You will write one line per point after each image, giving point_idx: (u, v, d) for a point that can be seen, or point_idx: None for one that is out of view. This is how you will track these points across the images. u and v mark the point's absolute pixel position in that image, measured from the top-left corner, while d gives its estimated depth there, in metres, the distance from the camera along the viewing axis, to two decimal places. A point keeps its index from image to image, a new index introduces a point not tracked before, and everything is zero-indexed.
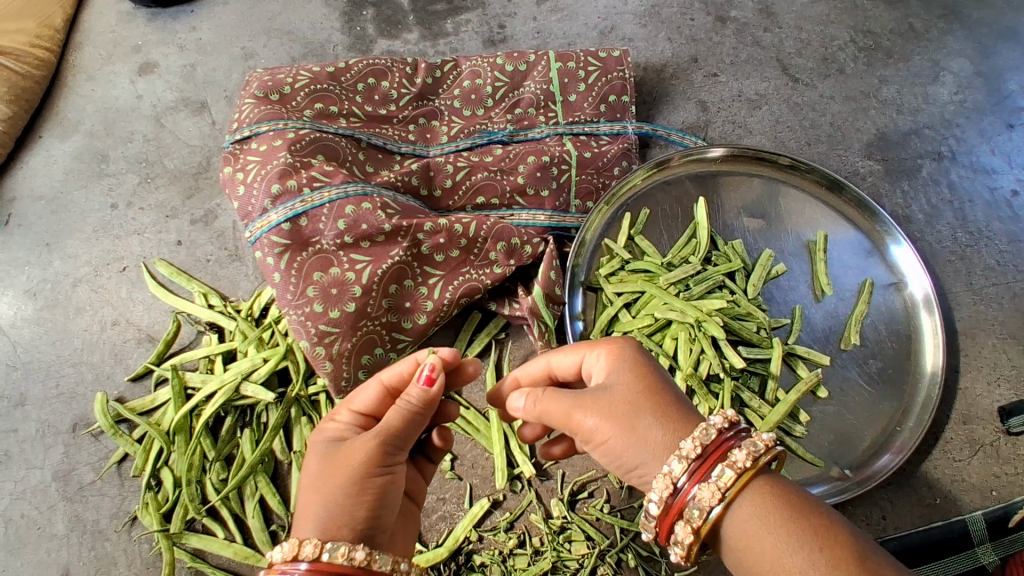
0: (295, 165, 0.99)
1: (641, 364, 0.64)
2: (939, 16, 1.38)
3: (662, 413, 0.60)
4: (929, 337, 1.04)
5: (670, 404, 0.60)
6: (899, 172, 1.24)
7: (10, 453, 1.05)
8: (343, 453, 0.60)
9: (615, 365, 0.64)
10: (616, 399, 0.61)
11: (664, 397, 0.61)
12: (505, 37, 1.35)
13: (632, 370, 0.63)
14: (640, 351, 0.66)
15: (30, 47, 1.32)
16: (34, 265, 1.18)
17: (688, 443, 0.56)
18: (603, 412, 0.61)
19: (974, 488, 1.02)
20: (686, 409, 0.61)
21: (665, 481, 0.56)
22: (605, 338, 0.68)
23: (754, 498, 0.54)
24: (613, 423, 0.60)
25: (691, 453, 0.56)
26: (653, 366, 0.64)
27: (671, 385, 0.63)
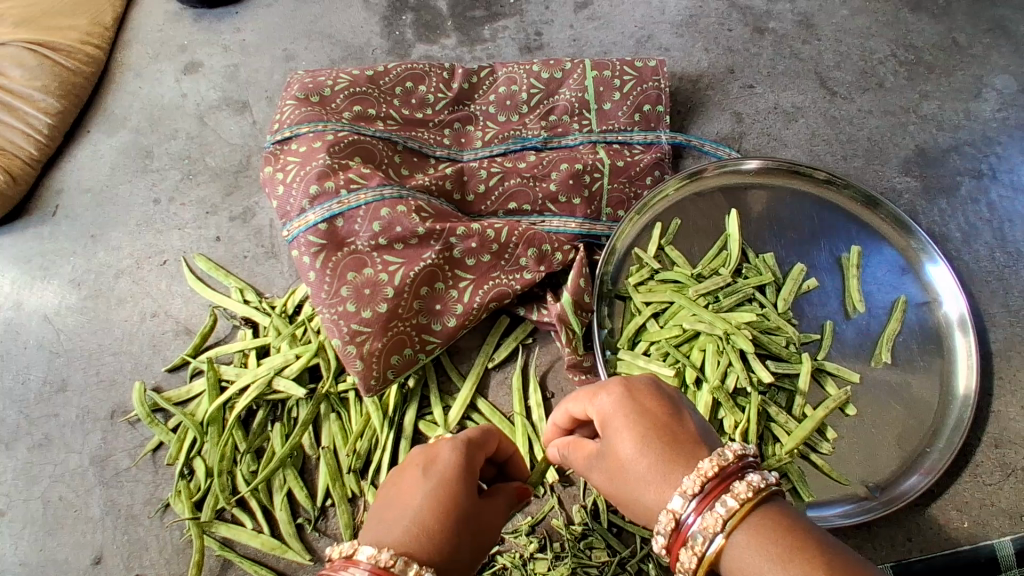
0: (333, 166, 1.01)
1: (629, 422, 0.60)
2: (984, 31, 1.36)
3: (643, 479, 0.58)
4: (963, 358, 1.02)
5: (653, 469, 0.58)
6: (938, 189, 1.22)
7: (51, 437, 1.09)
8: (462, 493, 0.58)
9: (606, 426, 0.62)
10: (610, 466, 0.61)
11: (649, 456, 0.58)
12: (542, 44, 1.36)
13: (614, 433, 0.61)
14: (630, 399, 0.62)
15: (81, 44, 1.36)
16: (79, 255, 1.22)
17: (663, 518, 0.56)
18: (604, 476, 0.62)
19: (1004, 514, 1.00)
20: (674, 461, 0.58)
21: (658, 546, 0.58)
22: (601, 386, 0.64)
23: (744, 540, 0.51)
24: (613, 486, 0.62)
25: (668, 525, 0.56)
26: (640, 415, 0.60)
27: (659, 438, 0.59)
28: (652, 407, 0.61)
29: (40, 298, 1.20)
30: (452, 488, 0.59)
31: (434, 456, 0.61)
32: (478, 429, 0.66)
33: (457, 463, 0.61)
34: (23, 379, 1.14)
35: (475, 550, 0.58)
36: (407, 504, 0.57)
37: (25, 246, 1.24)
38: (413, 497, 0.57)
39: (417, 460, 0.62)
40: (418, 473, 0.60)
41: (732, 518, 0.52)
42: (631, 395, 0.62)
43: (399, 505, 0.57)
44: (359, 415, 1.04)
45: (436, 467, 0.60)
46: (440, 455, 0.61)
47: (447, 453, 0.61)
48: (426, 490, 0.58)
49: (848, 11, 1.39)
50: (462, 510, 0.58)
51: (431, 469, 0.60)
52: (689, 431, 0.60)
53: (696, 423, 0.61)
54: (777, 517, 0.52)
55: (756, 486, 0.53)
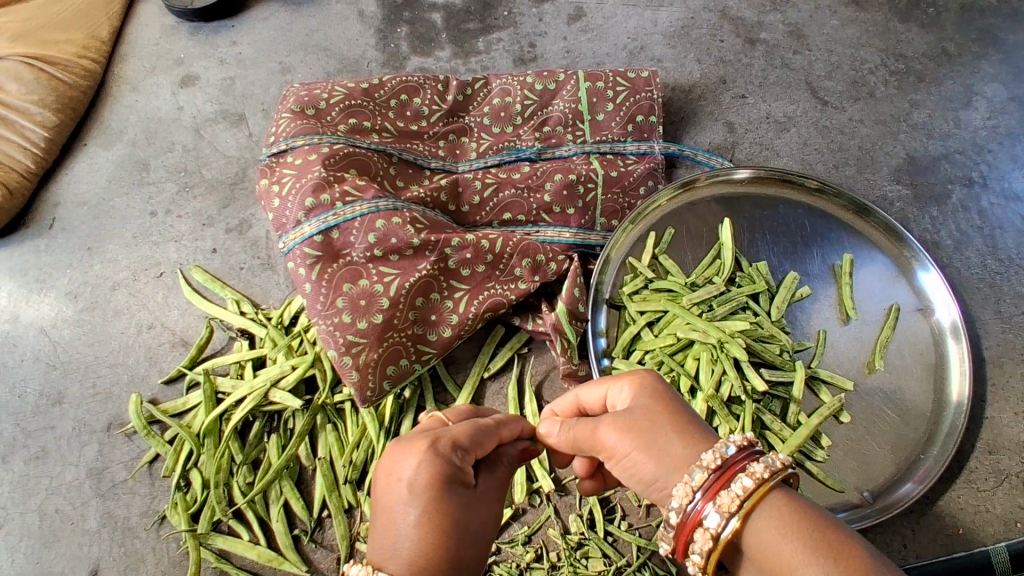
0: (329, 179, 1.02)
1: (660, 389, 0.62)
2: (973, 41, 1.38)
3: (667, 437, 0.58)
4: (955, 365, 1.03)
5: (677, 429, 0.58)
6: (929, 197, 1.23)
7: (48, 449, 1.09)
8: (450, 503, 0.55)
9: (628, 396, 0.62)
10: (636, 418, 0.60)
11: (679, 415, 0.60)
12: (535, 56, 1.38)
13: (647, 392, 0.61)
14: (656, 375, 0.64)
15: (78, 58, 1.37)
16: (76, 268, 1.23)
17: (708, 455, 0.55)
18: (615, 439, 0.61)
19: (999, 520, 1.00)
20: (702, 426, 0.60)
21: (684, 491, 0.55)
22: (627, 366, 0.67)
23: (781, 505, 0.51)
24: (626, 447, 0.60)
25: (711, 465, 0.55)
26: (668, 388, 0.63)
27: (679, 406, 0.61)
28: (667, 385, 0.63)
29: (37, 311, 1.20)
30: (447, 501, 0.55)
31: (416, 470, 0.55)
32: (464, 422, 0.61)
33: (442, 478, 0.55)
34: (20, 392, 1.14)
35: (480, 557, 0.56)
36: (400, 535, 0.53)
37: (22, 259, 1.24)
38: (407, 524, 0.53)
39: (397, 472, 0.56)
40: (405, 493, 0.54)
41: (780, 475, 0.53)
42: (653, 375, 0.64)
43: (393, 539, 0.53)
44: (356, 426, 1.04)
45: (422, 482, 0.55)
46: (421, 466, 0.56)
47: (429, 463, 0.56)
48: (419, 515, 0.53)
49: (838, 22, 1.40)
50: (461, 524, 0.55)
51: (420, 487, 0.55)
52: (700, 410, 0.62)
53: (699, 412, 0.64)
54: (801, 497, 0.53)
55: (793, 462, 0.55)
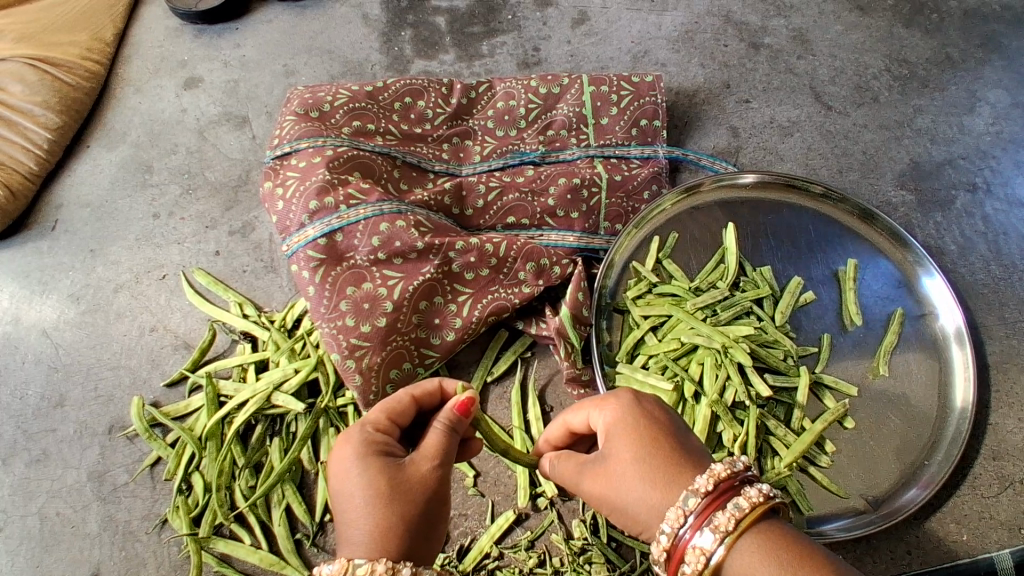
0: (333, 181, 1.02)
1: (641, 428, 0.62)
2: (976, 46, 1.38)
3: (647, 472, 0.60)
4: (960, 371, 1.03)
5: (659, 463, 0.60)
6: (933, 202, 1.23)
7: (48, 452, 1.09)
8: (381, 479, 0.59)
9: (608, 426, 0.64)
10: (636, 474, 0.60)
11: (669, 461, 0.60)
12: (539, 59, 1.38)
13: (636, 439, 0.62)
14: (635, 405, 0.64)
15: (82, 59, 1.37)
16: (78, 270, 1.23)
17: (704, 477, 0.57)
18: (602, 478, 0.63)
19: (1003, 526, 1.00)
20: (690, 463, 0.61)
21: (677, 513, 0.56)
22: (604, 392, 0.67)
23: (766, 531, 0.54)
24: (612, 488, 0.62)
25: (705, 486, 0.57)
26: (646, 420, 0.63)
27: (664, 433, 0.62)
28: (653, 409, 0.65)
29: (39, 314, 1.20)
30: (377, 479, 0.59)
31: (345, 468, 0.60)
32: (378, 409, 0.65)
33: (370, 461, 0.60)
34: (21, 395, 1.13)
35: (437, 506, 0.61)
36: (352, 517, 0.58)
37: (24, 261, 1.24)
38: (356, 506, 0.58)
39: (336, 473, 0.61)
40: (345, 485, 0.59)
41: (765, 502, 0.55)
42: (636, 398, 0.65)
43: (349, 525, 0.58)
44: None
45: (357, 468, 0.60)
46: (350, 456, 0.61)
47: (354, 451, 0.61)
48: (362, 495, 0.58)
49: (842, 27, 1.40)
50: (399, 491, 0.59)
51: (351, 475, 0.60)
52: (691, 437, 0.65)
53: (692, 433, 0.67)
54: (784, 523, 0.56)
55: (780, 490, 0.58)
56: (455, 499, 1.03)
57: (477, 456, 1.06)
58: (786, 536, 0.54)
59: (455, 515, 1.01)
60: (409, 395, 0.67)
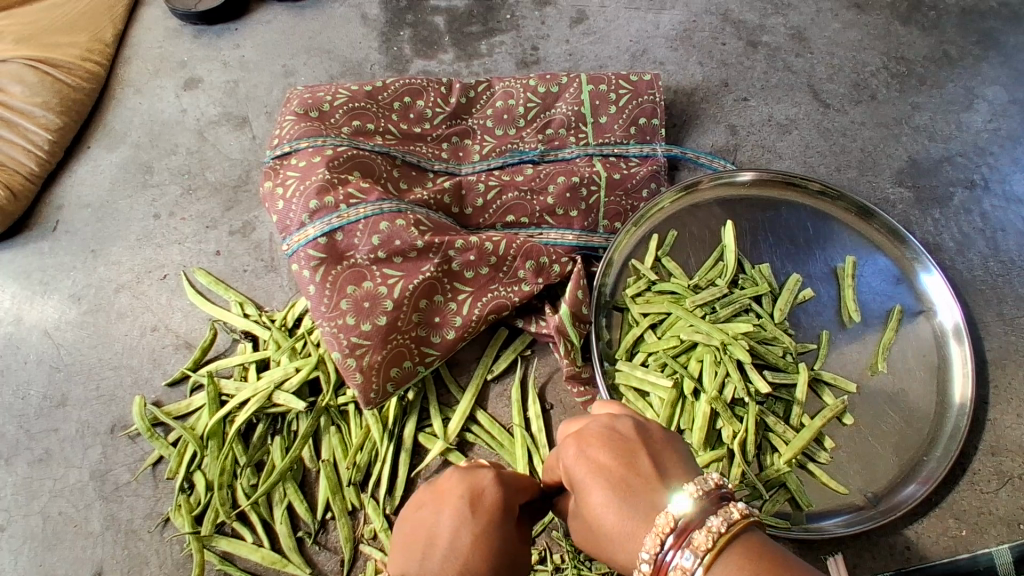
0: (333, 181, 1.02)
1: (595, 483, 0.58)
2: (974, 43, 1.39)
3: (607, 527, 0.57)
4: (958, 367, 1.04)
5: (613, 514, 0.57)
6: (930, 200, 1.23)
7: (51, 451, 1.09)
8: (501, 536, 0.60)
9: (570, 478, 0.62)
10: (601, 532, 0.58)
11: (623, 515, 0.56)
12: (538, 58, 1.38)
13: (590, 495, 0.58)
14: (584, 454, 0.60)
15: (81, 60, 1.38)
16: (79, 271, 1.23)
17: (649, 540, 0.54)
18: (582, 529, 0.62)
19: (1002, 521, 1.00)
20: (646, 506, 0.56)
21: (642, 574, 0.55)
22: (564, 440, 0.64)
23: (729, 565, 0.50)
24: (591, 540, 0.61)
25: (654, 547, 0.53)
26: (597, 470, 0.59)
27: (616, 480, 0.57)
28: (604, 452, 0.60)
29: (40, 313, 1.20)
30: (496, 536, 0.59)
31: (480, 496, 0.61)
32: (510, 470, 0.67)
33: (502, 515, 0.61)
34: (23, 394, 1.14)
35: None
36: (456, 549, 0.57)
37: (25, 262, 1.25)
38: (462, 536, 0.58)
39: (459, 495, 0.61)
40: (464, 507, 0.60)
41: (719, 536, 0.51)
42: (580, 447, 0.61)
43: (436, 542, 0.58)
44: (359, 428, 1.04)
45: (485, 511, 0.61)
46: (488, 491, 0.62)
47: (498, 493, 0.62)
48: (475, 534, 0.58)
49: (839, 25, 1.41)
50: (503, 559, 0.59)
51: (480, 507, 0.60)
52: (647, 467, 0.58)
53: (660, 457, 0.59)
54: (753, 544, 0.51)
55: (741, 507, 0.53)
56: None
57: (477, 454, 1.06)
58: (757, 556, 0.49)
59: None
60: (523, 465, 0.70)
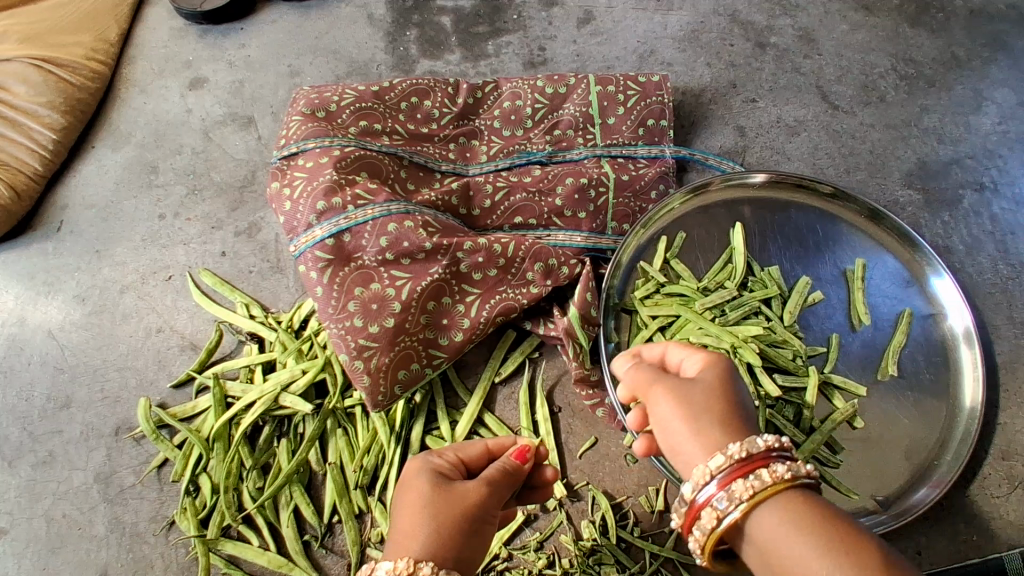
0: (340, 182, 1.01)
1: (722, 379, 0.63)
2: (982, 45, 1.38)
3: (724, 414, 0.60)
4: (969, 370, 1.03)
5: (734, 412, 0.60)
6: (940, 202, 1.22)
7: (55, 454, 1.08)
8: (443, 493, 0.62)
9: (701, 369, 0.64)
10: (716, 409, 0.60)
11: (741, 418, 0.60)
12: (545, 59, 1.37)
13: (719, 382, 0.62)
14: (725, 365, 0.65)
15: (86, 60, 1.37)
16: (83, 271, 1.22)
17: (699, 470, 0.57)
18: (677, 394, 0.61)
19: (1014, 526, 1.00)
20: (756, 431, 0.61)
21: (705, 469, 0.56)
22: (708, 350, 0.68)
23: (796, 500, 0.53)
24: (682, 405, 0.61)
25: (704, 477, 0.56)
26: (733, 382, 0.64)
27: (745, 406, 0.62)
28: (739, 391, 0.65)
29: (44, 314, 1.19)
30: (437, 495, 0.62)
31: (418, 476, 0.65)
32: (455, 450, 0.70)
33: (432, 481, 0.64)
34: (26, 396, 1.13)
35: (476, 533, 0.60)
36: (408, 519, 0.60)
37: (29, 262, 1.24)
38: (413, 508, 0.61)
39: (404, 487, 0.65)
40: (410, 490, 0.64)
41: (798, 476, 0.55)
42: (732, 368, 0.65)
43: (405, 524, 0.60)
44: (366, 431, 1.03)
45: (420, 485, 0.63)
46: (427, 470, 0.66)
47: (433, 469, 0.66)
48: (420, 505, 0.61)
49: (848, 27, 1.40)
50: (449, 506, 0.61)
51: (417, 484, 0.64)
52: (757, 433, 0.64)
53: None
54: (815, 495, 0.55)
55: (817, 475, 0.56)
56: None
57: None
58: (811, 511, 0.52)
59: None
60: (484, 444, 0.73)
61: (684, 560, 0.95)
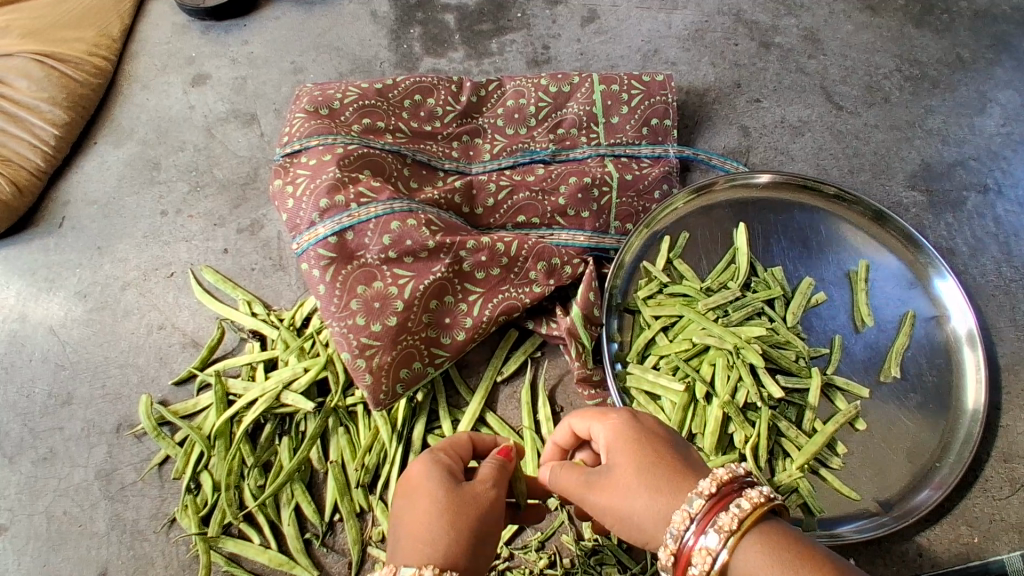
0: (343, 179, 1.01)
1: (637, 437, 0.63)
2: (987, 47, 1.38)
3: (650, 481, 0.59)
4: (971, 372, 1.03)
5: (660, 469, 0.60)
6: (944, 204, 1.22)
7: (56, 450, 1.08)
8: (448, 495, 0.61)
9: (609, 441, 0.64)
10: (641, 482, 0.60)
11: (670, 473, 0.60)
12: (549, 58, 1.37)
13: (631, 448, 0.62)
14: (633, 421, 0.65)
15: (88, 55, 1.37)
16: (85, 267, 1.22)
17: (677, 516, 0.56)
18: (604, 491, 0.61)
19: (1015, 529, 0.99)
20: (692, 466, 0.61)
21: (666, 552, 0.57)
22: (611, 407, 0.68)
23: (764, 537, 0.53)
24: (613, 502, 0.60)
25: (682, 525, 0.56)
26: (647, 433, 0.63)
27: (663, 444, 0.62)
28: (653, 424, 0.65)
29: (45, 311, 1.19)
30: (444, 497, 0.61)
31: (419, 479, 0.63)
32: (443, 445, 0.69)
33: (442, 482, 0.63)
34: (27, 392, 1.13)
35: (488, 530, 0.61)
36: (420, 526, 0.59)
37: (30, 258, 1.23)
38: (421, 514, 0.60)
39: (405, 490, 0.64)
40: (415, 496, 0.62)
41: (748, 515, 0.54)
42: (634, 415, 0.66)
43: (417, 531, 0.58)
44: (368, 429, 1.03)
45: (429, 487, 0.62)
46: (427, 472, 0.64)
47: (432, 470, 0.64)
48: (432, 509, 0.60)
49: (853, 27, 1.40)
50: (459, 509, 0.60)
51: (420, 489, 0.63)
52: (690, 447, 0.65)
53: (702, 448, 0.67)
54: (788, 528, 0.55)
55: (768, 492, 0.56)
56: None
57: None
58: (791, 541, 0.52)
59: None
60: (469, 437, 0.73)
61: None
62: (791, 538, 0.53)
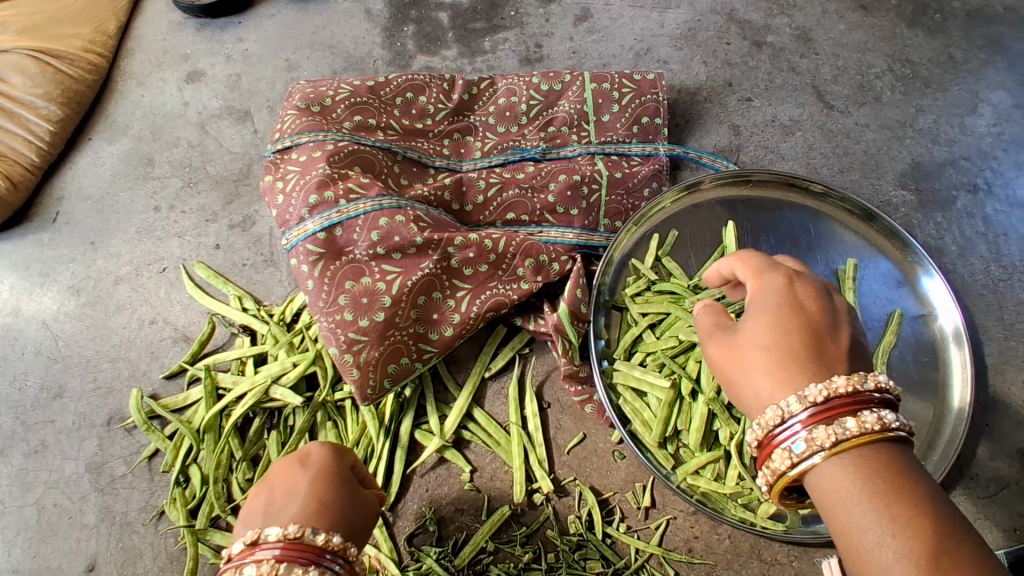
0: (333, 176, 1.02)
1: (778, 314, 0.62)
2: (980, 47, 1.38)
3: (770, 363, 0.60)
4: (957, 370, 1.03)
5: (787, 354, 0.60)
6: (933, 203, 1.22)
7: (47, 443, 1.09)
8: (329, 476, 0.68)
9: (758, 304, 0.64)
10: (760, 359, 0.61)
11: (792, 361, 0.59)
12: (541, 56, 1.38)
13: (765, 321, 0.62)
14: (789, 293, 0.63)
15: (83, 52, 1.38)
16: (78, 262, 1.23)
17: (771, 411, 0.59)
18: (727, 351, 0.64)
19: (999, 527, 1.00)
20: (825, 361, 0.59)
21: (754, 435, 0.61)
22: (773, 273, 0.66)
23: (863, 459, 0.55)
24: (730, 365, 0.64)
25: (772, 421, 0.59)
26: (793, 311, 0.62)
27: (802, 329, 0.61)
28: (810, 299, 0.63)
29: (39, 305, 1.20)
30: (321, 479, 0.67)
31: (307, 456, 0.70)
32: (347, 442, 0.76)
33: (330, 454, 0.71)
34: (20, 385, 1.14)
35: (354, 519, 0.66)
36: (294, 494, 0.65)
37: (24, 253, 1.25)
38: (301, 484, 0.66)
39: (293, 462, 0.70)
40: (300, 469, 0.68)
41: (851, 437, 0.55)
42: (792, 288, 0.64)
43: (286, 495, 0.65)
44: (356, 424, 1.04)
45: (312, 463, 0.69)
46: (316, 453, 0.71)
47: (323, 452, 0.71)
48: (311, 483, 0.66)
49: (845, 26, 1.40)
50: (334, 491, 0.66)
51: (308, 463, 0.69)
52: (846, 335, 0.62)
53: (856, 328, 0.64)
54: (901, 454, 0.55)
55: (888, 420, 0.55)
56: (451, 492, 1.03)
57: (472, 451, 1.06)
58: (889, 469, 0.53)
59: (450, 510, 1.02)
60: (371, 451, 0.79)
61: (668, 557, 0.97)
62: (892, 470, 0.53)
